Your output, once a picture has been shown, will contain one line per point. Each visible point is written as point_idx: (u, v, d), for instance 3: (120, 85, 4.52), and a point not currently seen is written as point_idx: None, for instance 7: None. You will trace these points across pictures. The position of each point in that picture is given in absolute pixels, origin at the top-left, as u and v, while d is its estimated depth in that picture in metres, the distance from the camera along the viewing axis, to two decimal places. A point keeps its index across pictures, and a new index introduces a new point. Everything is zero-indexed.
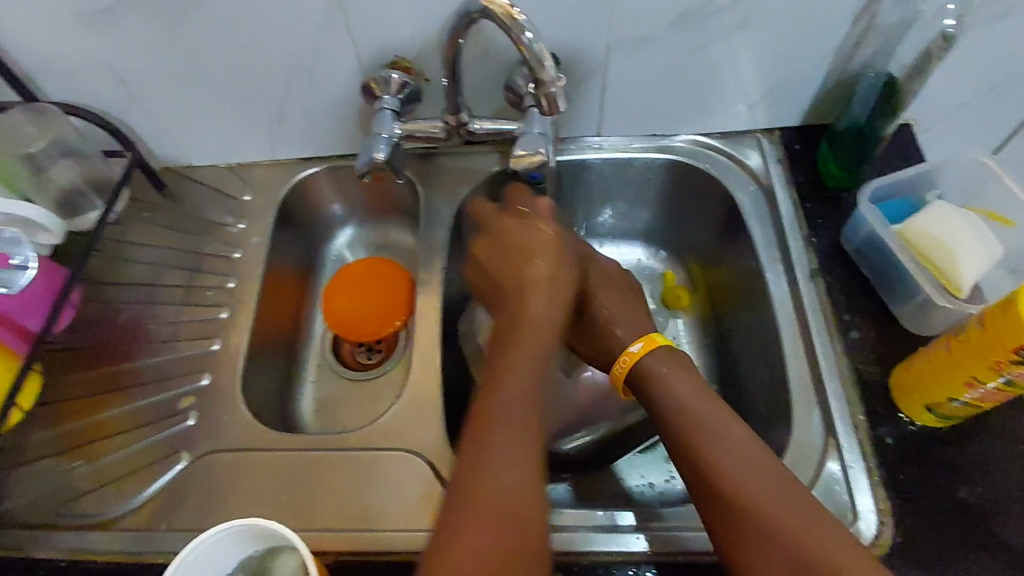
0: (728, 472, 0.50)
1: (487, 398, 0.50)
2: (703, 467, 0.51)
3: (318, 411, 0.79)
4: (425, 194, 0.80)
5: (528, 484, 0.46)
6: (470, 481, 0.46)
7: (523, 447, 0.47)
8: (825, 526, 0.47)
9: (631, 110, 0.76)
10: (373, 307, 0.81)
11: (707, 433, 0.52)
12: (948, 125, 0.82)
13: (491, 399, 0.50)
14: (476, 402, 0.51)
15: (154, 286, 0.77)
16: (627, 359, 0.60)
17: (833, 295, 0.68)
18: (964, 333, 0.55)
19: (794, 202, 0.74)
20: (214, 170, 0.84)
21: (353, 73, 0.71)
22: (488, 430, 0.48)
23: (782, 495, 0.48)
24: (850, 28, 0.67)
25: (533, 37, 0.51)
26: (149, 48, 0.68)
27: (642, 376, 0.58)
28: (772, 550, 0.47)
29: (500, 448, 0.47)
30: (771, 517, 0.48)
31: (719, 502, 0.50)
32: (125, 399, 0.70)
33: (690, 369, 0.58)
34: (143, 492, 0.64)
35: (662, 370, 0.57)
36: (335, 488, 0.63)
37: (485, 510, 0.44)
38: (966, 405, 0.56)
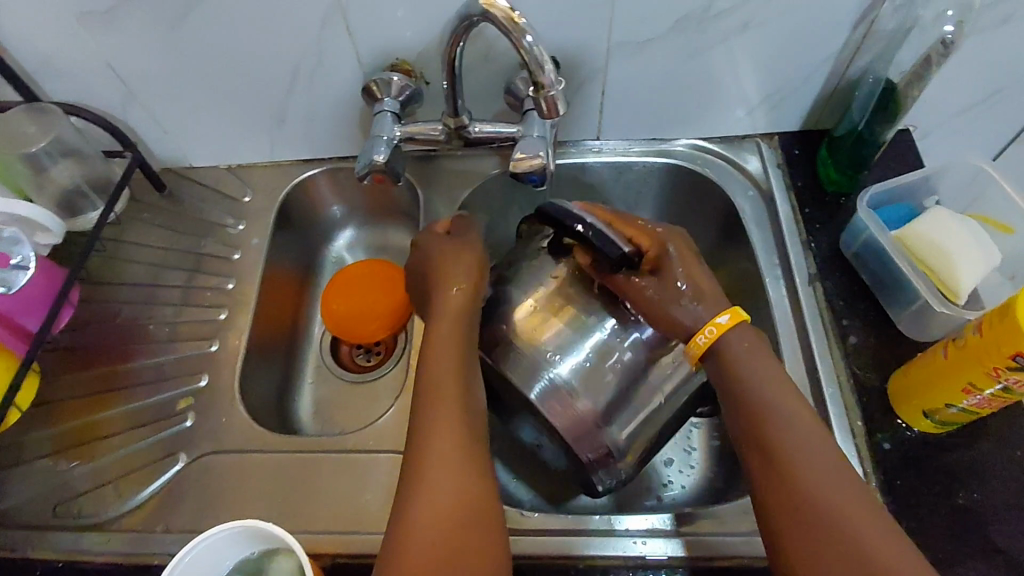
0: (803, 470, 0.50)
1: (428, 396, 0.56)
2: (780, 459, 0.51)
3: (316, 412, 0.79)
4: (425, 196, 0.80)
5: (466, 494, 0.51)
6: (417, 493, 0.51)
7: (455, 441, 0.53)
8: (889, 531, 0.47)
9: (631, 114, 0.76)
10: (373, 308, 0.81)
11: (780, 422, 0.52)
12: (947, 131, 0.82)
13: (431, 417, 0.55)
14: (420, 421, 0.56)
15: (153, 286, 0.77)
16: (715, 329, 0.58)
17: (832, 300, 0.69)
18: (962, 340, 0.55)
19: (793, 207, 0.74)
20: (214, 171, 0.84)
21: (354, 75, 0.72)
22: (429, 447, 0.53)
23: (850, 497, 0.48)
24: (850, 33, 0.67)
25: (533, 41, 0.51)
26: (151, 50, 0.68)
27: (724, 358, 0.57)
28: (836, 549, 0.46)
29: (439, 463, 0.52)
30: (842, 516, 0.47)
31: (788, 495, 0.49)
32: (123, 400, 0.70)
33: (767, 354, 0.57)
34: (140, 493, 0.64)
35: (743, 347, 0.57)
36: (332, 490, 0.63)
37: (428, 498, 0.50)
38: (964, 411, 0.56)
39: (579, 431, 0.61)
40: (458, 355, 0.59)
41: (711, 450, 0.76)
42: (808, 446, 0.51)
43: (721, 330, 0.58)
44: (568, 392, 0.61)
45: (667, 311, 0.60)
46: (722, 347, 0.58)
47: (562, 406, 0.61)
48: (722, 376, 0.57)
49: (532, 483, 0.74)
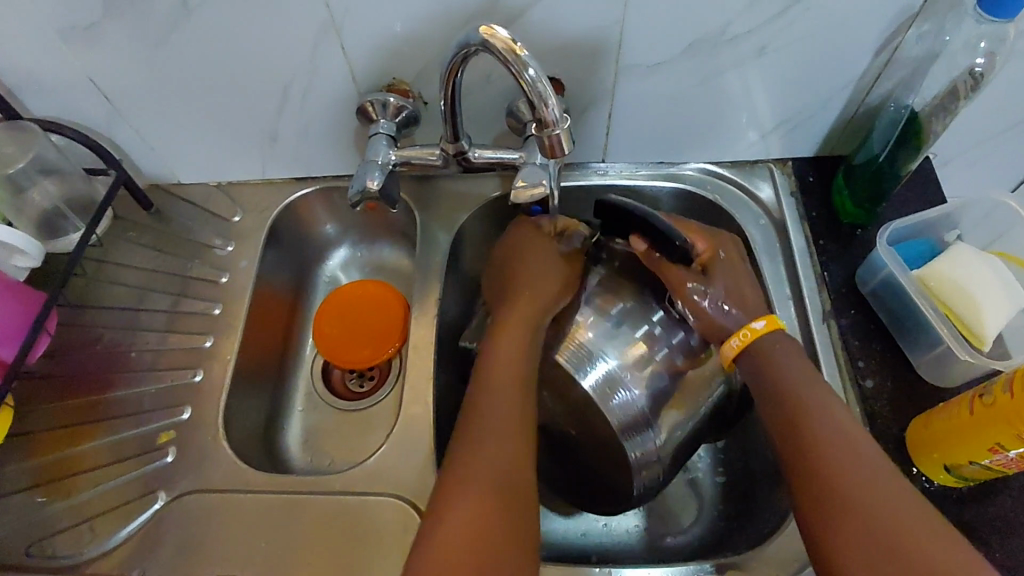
0: (837, 460, 0.48)
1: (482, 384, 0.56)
2: (815, 453, 0.49)
3: (305, 441, 0.76)
4: (422, 219, 0.77)
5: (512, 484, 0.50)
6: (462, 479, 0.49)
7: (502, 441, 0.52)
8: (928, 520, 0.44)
9: (639, 138, 0.73)
10: (366, 333, 0.78)
11: (820, 418, 0.51)
12: (969, 158, 0.78)
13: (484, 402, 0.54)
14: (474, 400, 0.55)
15: (137, 310, 0.74)
16: (748, 333, 0.58)
17: (847, 339, 0.65)
18: (990, 397, 0.52)
19: (807, 238, 0.71)
20: (203, 188, 0.81)
21: (349, 94, 0.68)
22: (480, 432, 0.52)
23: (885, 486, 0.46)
24: (871, 59, 0.63)
25: (535, 74, 0.48)
26: (135, 66, 0.65)
27: (762, 356, 0.56)
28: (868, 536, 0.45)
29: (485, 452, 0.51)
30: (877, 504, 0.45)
31: (820, 489, 0.48)
32: (102, 432, 0.67)
33: (797, 353, 0.56)
34: (117, 534, 0.61)
35: (775, 350, 0.57)
36: (319, 533, 0.60)
37: (468, 500, 0.47)
38: (988, 469, 0.53)
39: (627, 424, 0.59)
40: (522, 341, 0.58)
41: (717, 490, 0.72)
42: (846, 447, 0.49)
43: (761, 330, 0.57)
44: (618, 382, 0.59)
45: (712, 313, 0.59)
46: (756, 351, 0.57)
47: (611, 398, 0.59)
48: (757, 376, 0.56)
49: None
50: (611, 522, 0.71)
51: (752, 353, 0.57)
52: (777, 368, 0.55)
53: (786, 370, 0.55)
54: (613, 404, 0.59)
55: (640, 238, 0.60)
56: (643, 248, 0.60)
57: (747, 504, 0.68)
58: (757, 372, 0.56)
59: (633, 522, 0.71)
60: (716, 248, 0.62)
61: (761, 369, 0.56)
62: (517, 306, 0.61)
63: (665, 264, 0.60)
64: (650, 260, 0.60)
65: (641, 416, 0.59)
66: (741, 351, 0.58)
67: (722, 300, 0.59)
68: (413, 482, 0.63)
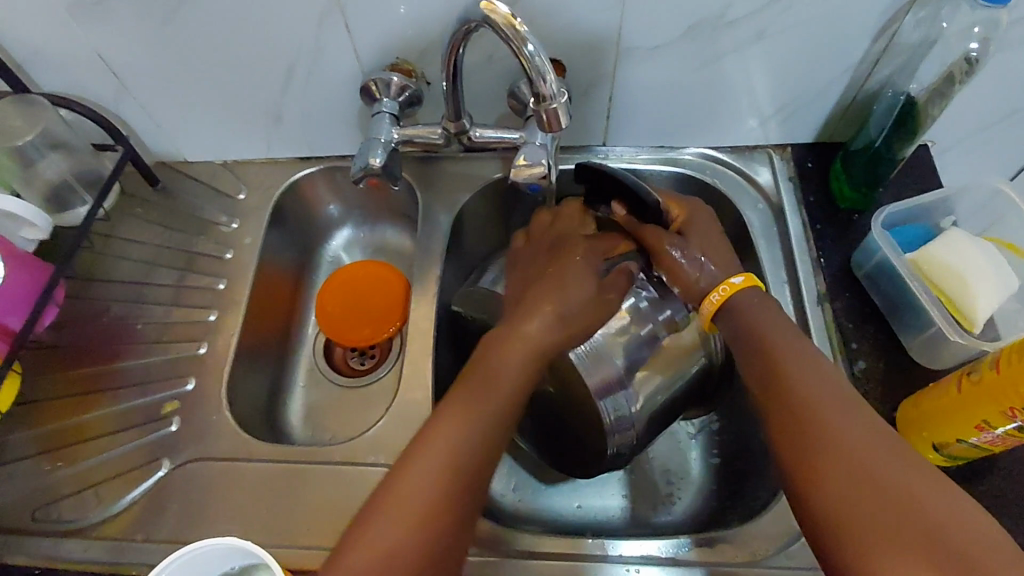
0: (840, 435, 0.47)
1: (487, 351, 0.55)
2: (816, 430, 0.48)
3: (307, 416, 0.77)
4: (424, 199, 0.78)
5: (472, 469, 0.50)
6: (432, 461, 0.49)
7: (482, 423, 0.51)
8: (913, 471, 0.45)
9: (639, 121, 0.74)
10: (367, 311, 0.79)
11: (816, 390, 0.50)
12: (967, 146, 0.79)
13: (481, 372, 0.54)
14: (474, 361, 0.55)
15: (142, 285, 0.75)
16: (726, 288, 0.58)
17: (841, 322, 0.66)
18: (978, 375, 0.53)
19: (803, 222, 0.72)
20: (209, 167, 0.82)
21: (353, 73, 0.69)
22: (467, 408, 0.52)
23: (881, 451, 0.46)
24: (870, 44, 0.64)
25: (534, 50, 0.48)
26: (141, 42, 0.66)
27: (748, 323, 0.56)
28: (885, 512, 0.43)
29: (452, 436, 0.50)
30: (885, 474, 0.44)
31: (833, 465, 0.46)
32: (107, 401, 0.68)
33: (776, 315, 0.56)
34: (121, 499, 0.63)
35: (752, 304, 0.57)
36: (319, 501, 0.61)
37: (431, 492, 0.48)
38: (976, 447, 0.54)
39: (604, 387, 0.61)
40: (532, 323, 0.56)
41: (710, 471, 0.74)
42: (858, 429, 0.47)
43: (736, 288, 0.58)
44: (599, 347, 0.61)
45: (688, 273, 0.60)
46: (732, 307, 0.57)
47: (595, 363, 0.61)
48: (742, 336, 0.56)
49: (525, 498, 0.73)
50: (604, 498, 0.73)
51: (731, 309, 0.57)
52: (778, 351, 0.53)
53: (789, 352, 0.53)
54: (594, 367, 0.61)
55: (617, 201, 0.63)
56: (619, 210, 0.63)
57: (739, 483, 0.69)
58: (752, 347, 0.55)
59: (626, 498, 0.73)
60: (692, 213, 0.64)
61: (757, 343, 0.55)
62: (557, 289, 0.58)
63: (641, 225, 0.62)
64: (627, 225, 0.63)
65: (617, 378, 0.61)
66: (716, 309, 0.58)
67: (696, 258, 0.60)
68: None
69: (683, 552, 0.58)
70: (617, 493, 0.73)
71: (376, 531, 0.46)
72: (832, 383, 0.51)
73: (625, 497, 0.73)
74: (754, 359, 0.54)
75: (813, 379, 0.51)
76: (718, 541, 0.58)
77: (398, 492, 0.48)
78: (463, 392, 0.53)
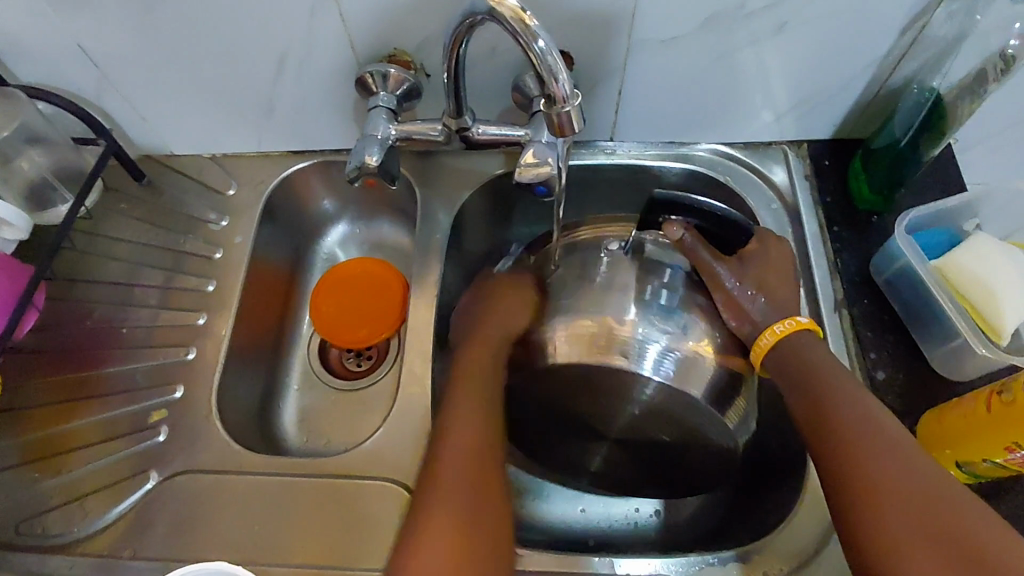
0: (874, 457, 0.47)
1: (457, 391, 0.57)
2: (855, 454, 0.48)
3: (301, 421, 0.74)
4: (423, 196, 0.75)
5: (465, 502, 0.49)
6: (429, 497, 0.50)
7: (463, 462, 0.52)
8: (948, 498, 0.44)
9: (650, 116, 0.70)
10: (365, 311, 0.76)
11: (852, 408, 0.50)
12: (991, 143, 0.76)
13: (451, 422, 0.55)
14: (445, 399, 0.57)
15: (129, 286, 0.72)
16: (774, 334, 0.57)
17: (859, 329, 0.63)
18: (1010, 394, 0.51)
19: (820, 223, 0.69)
20: (196, 160, 0.78)
21: (348, 64, 0.65)
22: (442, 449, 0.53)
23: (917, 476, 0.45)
24: (897, 38, 0.60)
25: (546, 46, 0.45)
26: (122, 30, 0.62)
27: (787, 350, 0.56)
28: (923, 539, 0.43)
29: (440, 479, 0.51)
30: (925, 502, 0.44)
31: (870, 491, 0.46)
32: (93, 409, 0.66)
33: (813, 346, 0.56)
34: (109, 512, 0.60)
35: (804, 348, 0.56)
36: (313, 516, 0.59)
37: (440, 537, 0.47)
38: (1002, 467, 0.52)
39: (714, 397, 0.57)
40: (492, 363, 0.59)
41: None
42: (882, 442, 0.48)
43: (800, 326, 0.57)
44: (677, 359, 0.57)
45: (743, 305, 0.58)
46: (786, 345, 0.56)
47: (692, 376, 0.57)
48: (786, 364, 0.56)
49: (528, 505, 0.70)
50: (607, 504, 0.70)
51: (784, 345, 0.56)
52: (821, 375, 0.53)
53: (837, 381, 0.52)
54: (689, 380, 0.57)
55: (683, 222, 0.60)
56: (679, 232, 0.60)
57: (756, 491, 0.66)
58: (790, 372, 0.55)
59: (631, 505, 0.70)
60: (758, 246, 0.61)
61: (806, 369, 0.54)
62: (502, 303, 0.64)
63: (704, 251, 0.60)
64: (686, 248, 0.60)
65: (718, 388, 0.58)
66: (776, 342, 0.56)
67: (751, 286, 0.59)
68: (411, 466, 0.61)
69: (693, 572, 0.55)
70: (647, 502, 0.70)
71: (429, 535, 0.47)
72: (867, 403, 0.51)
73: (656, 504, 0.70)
74: (795, 377, 0.54)
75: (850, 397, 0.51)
76: (731, 563, 0.56)
77: (443, 498, 0.49)
78: (450, 402, 0.56)
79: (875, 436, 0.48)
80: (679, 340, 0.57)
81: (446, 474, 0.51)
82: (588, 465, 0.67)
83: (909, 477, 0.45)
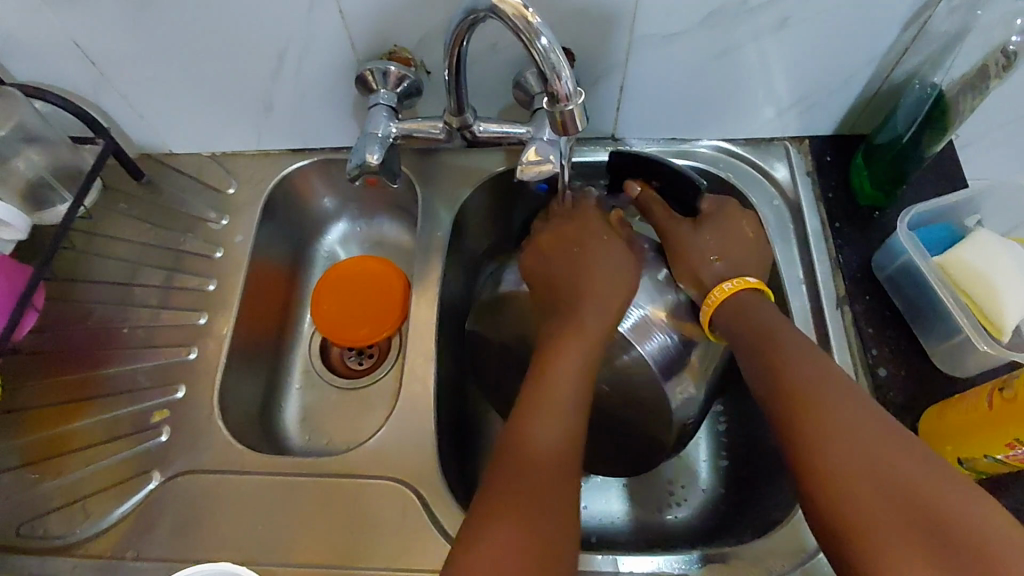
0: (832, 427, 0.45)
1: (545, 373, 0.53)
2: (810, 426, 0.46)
3: (303, 421, 0.74)
4: (424, 194, 0.74)
5: (553, 527, 0.45)
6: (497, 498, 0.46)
7: (547, 480, 0.47)
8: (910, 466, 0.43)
9: (651, 112, 0.70)
10: (366, 309, 0.76)
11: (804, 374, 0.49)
12: (993, 138, 0.75)
13: (536, 419, 0.50)
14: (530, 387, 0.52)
15: (129, 286, 0.71)
16: (718, 294, 0.56)
17: (861, 326, 0.63)
18: (1012, 391, 0.51)
19: (822, 219, 0.69)
20: (195, 159, 0.78)
21: (348, 62, 0.65)
22: (529, 461, 0.48)
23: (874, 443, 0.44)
24: (899, 33, 0.60)
25: (548, 44, 0.44)
26: (120, 28, 0.61)
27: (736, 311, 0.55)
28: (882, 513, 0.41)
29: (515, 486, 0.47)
30: (890, 473, 0.42)
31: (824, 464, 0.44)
32: (96, 409, 0.65)
33: (760, 309, 0.54)
34: (112, 513, 0.60)
35: (740, 308, 0.55)
36: (317, 516, 0.59)
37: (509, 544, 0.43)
38: (1003, 463, 0.52)
39: (664, 364, 0.60)
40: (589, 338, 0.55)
41: (717, 475, 0.71)
42: (852, 413, 0.46)
43: (744, 287, 0.56)
44: (649, 331, 0.59)
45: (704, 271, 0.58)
46: (732, 306, 0.55)
47: (648, 340, 0.59)
48: (736, 330, 0.54)
49: None
50: (609, 502, 0.70)
51: (731, 306, 0.55)
52: (774, 342, 0.51)
53: (793, 347, 0.51)
54: (643, 342, 0.59)
55: (642, 179, 0.63)
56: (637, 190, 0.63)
57: (744, 489, 0.67)
58: (744, 339, 0.53)
59: (631, 503, 0.71)
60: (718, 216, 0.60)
61: (768, 336, 0.52)
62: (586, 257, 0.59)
63: (656, 208, 0.62)
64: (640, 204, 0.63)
65: (671, 357, 0.60)
66: (714, 315, 0.56)
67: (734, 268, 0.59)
68: (413, 466, 0.61)
69: (695, 569, 0.56)
70: (618, 499, 0.71)
71: (480, 553, 0.43)
72: (830, 371, 0.49)
73: (627, 500, 0.71)
74: (752, 347, 0.52)
75: (817, 365, 0.49)
76: (731, 559, 0.56)
77: (497, 508, 0.45)
78: (532, 401, 0.51)
79: (841, 410, 0.46)
80: (653, 310, 0.60)
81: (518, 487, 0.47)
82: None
83: (882, 450, 0.43)
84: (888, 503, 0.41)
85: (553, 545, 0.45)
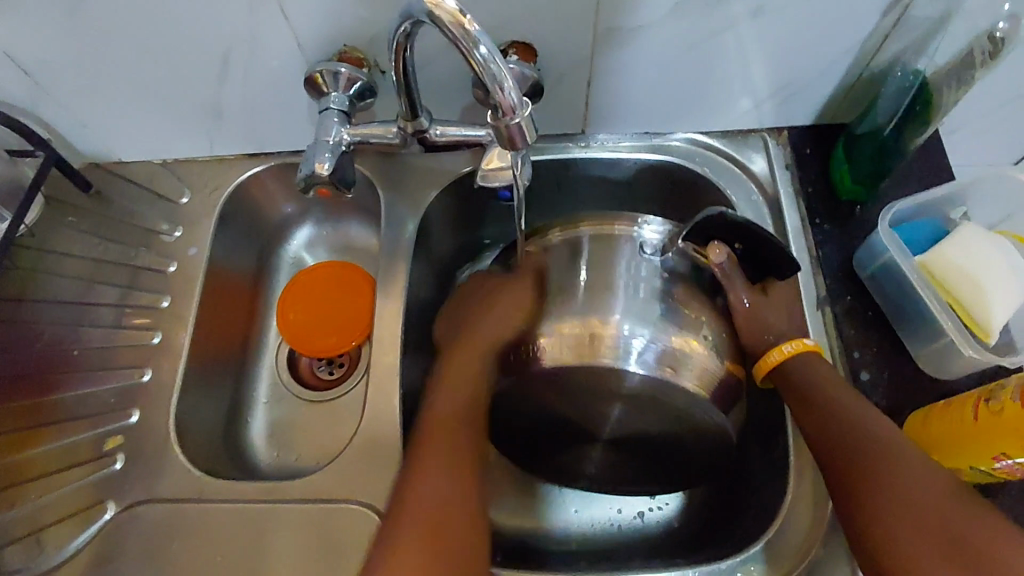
0: (890, 469, 0.46)
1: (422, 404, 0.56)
2: (864, 470, 0.47)
3: (270, 436, 0.71)
4: (388, 198, 0.71)
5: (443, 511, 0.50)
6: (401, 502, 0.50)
7: (442, 474, 0.51)
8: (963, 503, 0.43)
9: (622, 107, 0.66)
10: (332, 318, 0.73)
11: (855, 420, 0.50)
12: (977, 124, 0.73)
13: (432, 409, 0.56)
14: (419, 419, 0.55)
15: (79, 304, 0.68)
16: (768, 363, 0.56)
17: (843, 328, 0.61)
18: (998, 404, 0.48)
19: (803, 215, 0.66)
20: (146, 167, 0.74)
21: (297, 62, 0.61)
22: (422, 467, 0.51)
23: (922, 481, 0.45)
24: (878, 20, 0.56)
25: (489, 53, 0.41)
26: (48, 35, 0.57)
27: (788, 376, 0.55)
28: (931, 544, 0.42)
29: (433, 477, 0.51)
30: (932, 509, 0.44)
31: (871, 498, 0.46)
32: (47, 438, 0.63)
33: (820, 372, 0.54)
34: (68, 545, 0.58)
35: (801, 379, 0.54)
36: (278, 543, 0.56)
37: (417, 517, 0.49)
38: (990, 474, 0.50)
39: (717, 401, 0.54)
40: (473, 370, 0.57)
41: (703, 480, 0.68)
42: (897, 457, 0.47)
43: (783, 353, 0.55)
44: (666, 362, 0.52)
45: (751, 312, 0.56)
46: (790, 368, 0.55)
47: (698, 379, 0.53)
48: (793, 390, 0.54)
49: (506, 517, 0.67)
50: (590, 508, 0.67)
51: (787, 368, 0.55)
52: (821, 389, 0.53)
53: (832, 396, 0.52)
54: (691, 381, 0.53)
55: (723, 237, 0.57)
56: (722, 259, 0.56)
57: (736, 493, 0.64)
58: (795, 395, 0.54)
59: (614, 509, 0.67)
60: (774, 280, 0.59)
61: (800, 382, 0.54)
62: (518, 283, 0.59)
63: (740, 279, 0.57)
64: (721, 271, 0.57)
65: (721, 393, 0.54)
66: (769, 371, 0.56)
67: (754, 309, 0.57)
68: (379, 488, 0.59)
69: None
70: (632, 504, 0.67)
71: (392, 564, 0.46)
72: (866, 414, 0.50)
73: (653, 502, 0.67)
74: (806, 398, 0.53)
75: (841, 401, 0.51)
76: (738, 572, 0.54)
77: (410, 516, 0.49)
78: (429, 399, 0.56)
79: (885, 454, 0.47)
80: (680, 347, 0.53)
81: (419, 516, 0.49)
82: (581, 469, 0.62)
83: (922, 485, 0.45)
84: (928, 527, 0.43)
85: (446, 522, 0.49)
